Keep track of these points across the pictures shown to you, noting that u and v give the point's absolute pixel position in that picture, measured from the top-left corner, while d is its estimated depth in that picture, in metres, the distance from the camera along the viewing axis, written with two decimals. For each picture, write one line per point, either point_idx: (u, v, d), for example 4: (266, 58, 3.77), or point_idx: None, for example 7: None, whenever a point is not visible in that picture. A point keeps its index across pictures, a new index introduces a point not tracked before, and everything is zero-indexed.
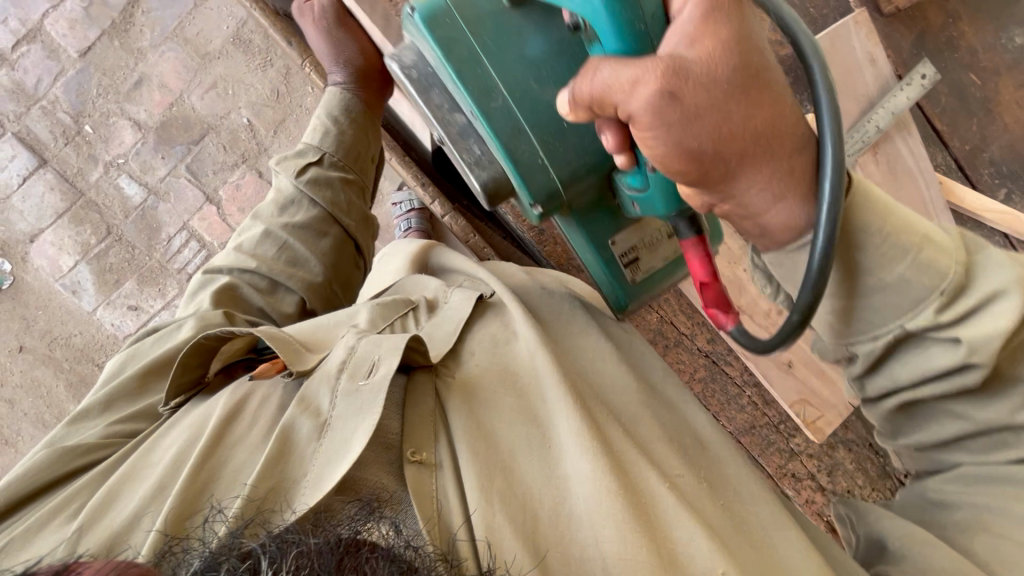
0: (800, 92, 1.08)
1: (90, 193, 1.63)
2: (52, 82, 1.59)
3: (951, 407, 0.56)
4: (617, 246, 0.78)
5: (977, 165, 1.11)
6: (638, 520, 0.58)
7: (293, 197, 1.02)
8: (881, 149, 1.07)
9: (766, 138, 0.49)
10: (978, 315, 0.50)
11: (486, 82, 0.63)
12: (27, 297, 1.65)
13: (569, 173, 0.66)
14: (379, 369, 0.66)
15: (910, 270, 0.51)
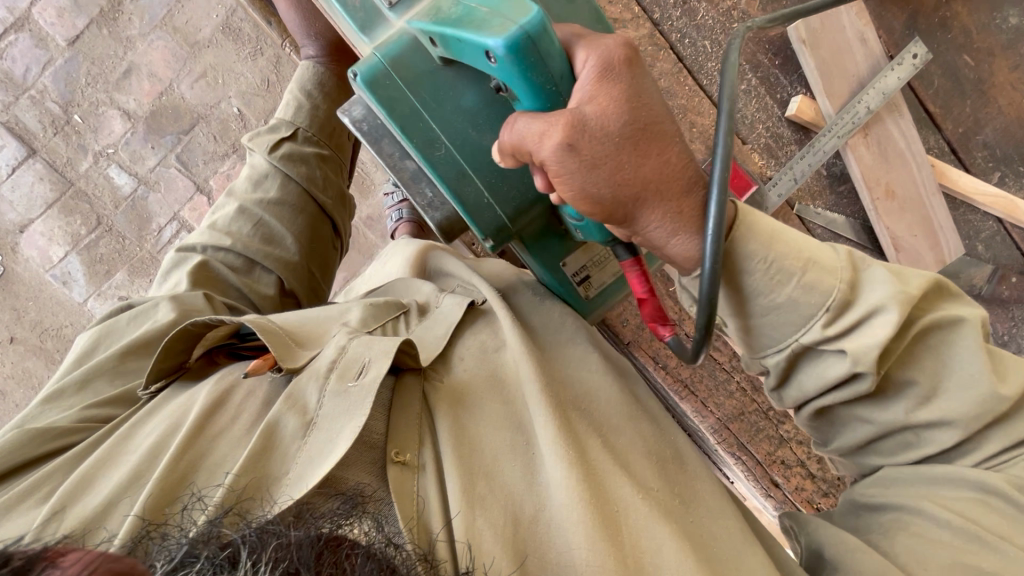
0: (789, 73, 1.07)
1: (79, 183, 1.62)
2: (40, 71, 1.58)
3: (862, 413, 0.61)
4: (568, 266, 0.82)
5: (970, 148, 1.10)
6: (608, 528, 0.58)
7: (268, 170, 1.01)
8: (872, 130, 1.06)
9: (658, 181, 0.56)
10: (862, 326, 0.56)
11: (429, 134, 0.67)
12: (18, 289, 1.65)
13: (512, 209, 0.73)
14: (369, 372, 0.64)
15: (796, 292, 0.57)
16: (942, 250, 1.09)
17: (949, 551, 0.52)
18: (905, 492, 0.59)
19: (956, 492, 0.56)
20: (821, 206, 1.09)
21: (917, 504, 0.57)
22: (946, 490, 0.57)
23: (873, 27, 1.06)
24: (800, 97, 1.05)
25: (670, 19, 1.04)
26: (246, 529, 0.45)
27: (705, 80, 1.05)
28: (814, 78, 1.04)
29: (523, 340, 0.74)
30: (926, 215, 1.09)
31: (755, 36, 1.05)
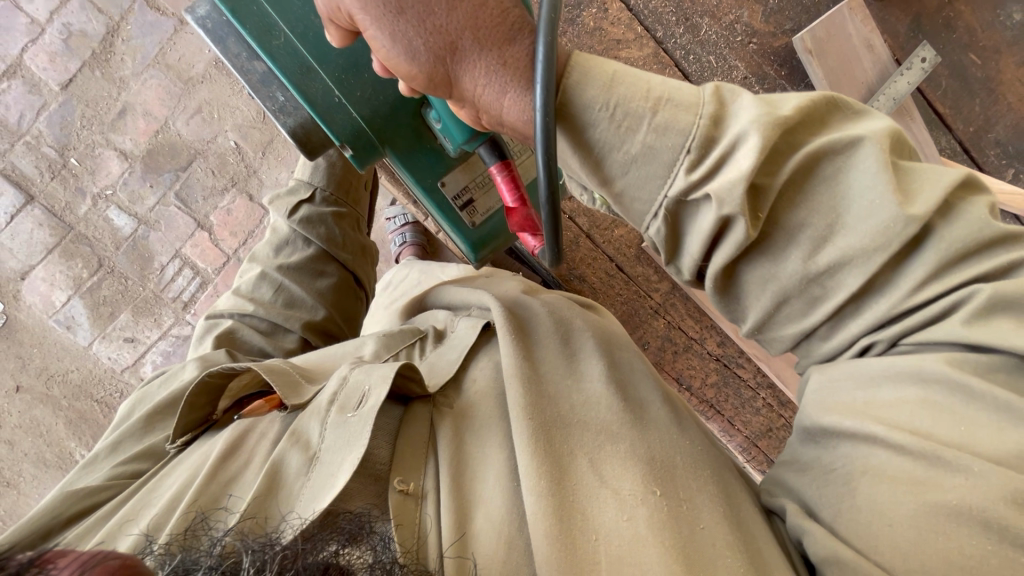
0: (796, 83, 1.05)
1: (79, 226, 1.60)
2: (35, 117, 1.56)
3: (762, 279, 0.50)
4: (445, 188, 0.80)
5: (982, 147, 1.07)
6: (571, 543, 0.53)
7: (286, 238, 1.03)
8: None
9: (477, 30, 0.50)
10: (727, 162, 0.47)
11: (266, 21, 0.66)
12: (22, 336, 1.63)
13: (370, 112, 0.70)
14: (366, 403, 0.61)
15: (651, 134, 0.48)
16: None
17: (906, 488, 0.43)
18: (853, 403, 0.48)
19: (911, 406, 0.45)
20: None
21: (865, 426, 0.46)
22: (885, 395, 0.47)
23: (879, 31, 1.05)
24: None
25: (672, 37, 1.03)
26: (249, 544, 0.44)
27: None
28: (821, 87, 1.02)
29: (518, 355, 0.69)
30: None
31: (759, 49, 1.04)
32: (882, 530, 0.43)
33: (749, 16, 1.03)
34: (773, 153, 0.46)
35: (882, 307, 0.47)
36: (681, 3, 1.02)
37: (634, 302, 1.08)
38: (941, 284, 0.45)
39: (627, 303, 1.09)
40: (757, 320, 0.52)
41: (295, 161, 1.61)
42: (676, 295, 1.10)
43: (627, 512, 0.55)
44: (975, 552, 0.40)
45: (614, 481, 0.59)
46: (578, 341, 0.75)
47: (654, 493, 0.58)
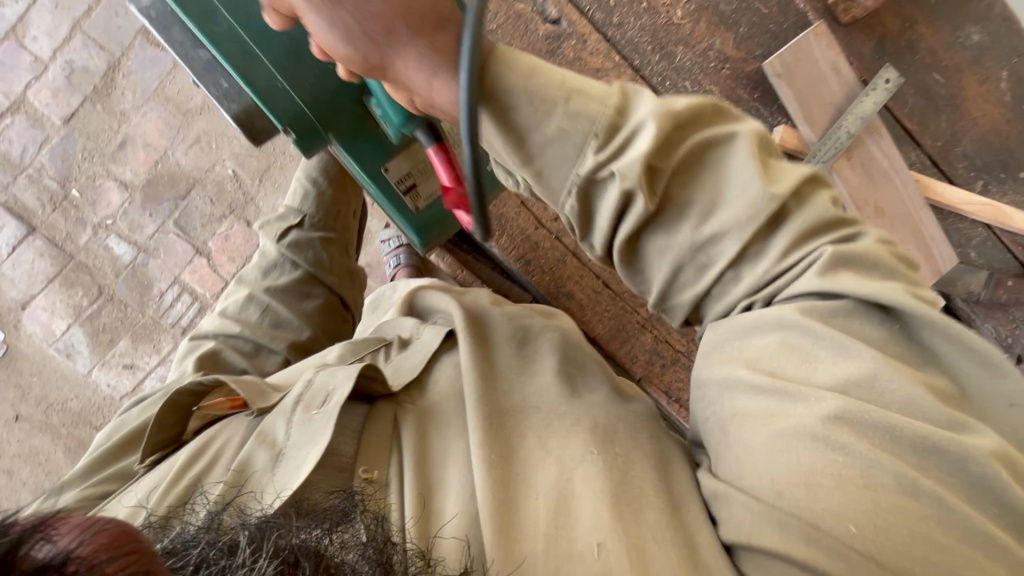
0: (768, 105, 0.92)
1: (79, 256, 1.63)
2: (37, 150, 1.60)
3: (656, 246, 0.54)
4: (389, 172, 0.85)
5: (950, 161, 1.00)
6: (516, 518, 0.57)
7: (275, 262, 1.06)
8: (855, 153, 0.92)
9: (410, 16, 0.47)
10: (628, 146, 0.50)
11: (208, 8, 0.68)
12: (22, 365, 1.64)
13: (310, 97, 0.74)
14: (330, 400, 0.67)
15: (564, 120, 0.50)
16: (937, 262, 0.94)
17: (770, 418, 0.50)
18: (732, 353, 0.55)
19: (780, 345, 0.52)
20: None
21: (738, 366, 0.53)
22: (755, 339, 0.54)
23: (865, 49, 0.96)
24: (783, 127, 0.92)
25: (649, 65, 0.92)
26: (245, 523, 0.52)
27: None
28: (793, 109, 0.90)
29: (478, 352, 0.73)
30: (915, 229, 0.94)
31: (733, 74, 0.92)
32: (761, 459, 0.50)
33: (721, 42, 0.91)
34: (668, 140, 0.51)
35: (757, 271, 0.53)
36: (656, 32, 0.91)
37: (621, 318, 1.10)
38: (803, 248, 0.52)
39: (615, 319, 1.11)
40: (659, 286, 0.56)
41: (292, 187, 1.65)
42: (662, 311, 1.12)
43: (568, 477, 0.61)
44: (815, 467, 0.47)
45: (558, 447, 0.64)
46: (533, 343, 0.78)
47: (592, 453, 0.63)
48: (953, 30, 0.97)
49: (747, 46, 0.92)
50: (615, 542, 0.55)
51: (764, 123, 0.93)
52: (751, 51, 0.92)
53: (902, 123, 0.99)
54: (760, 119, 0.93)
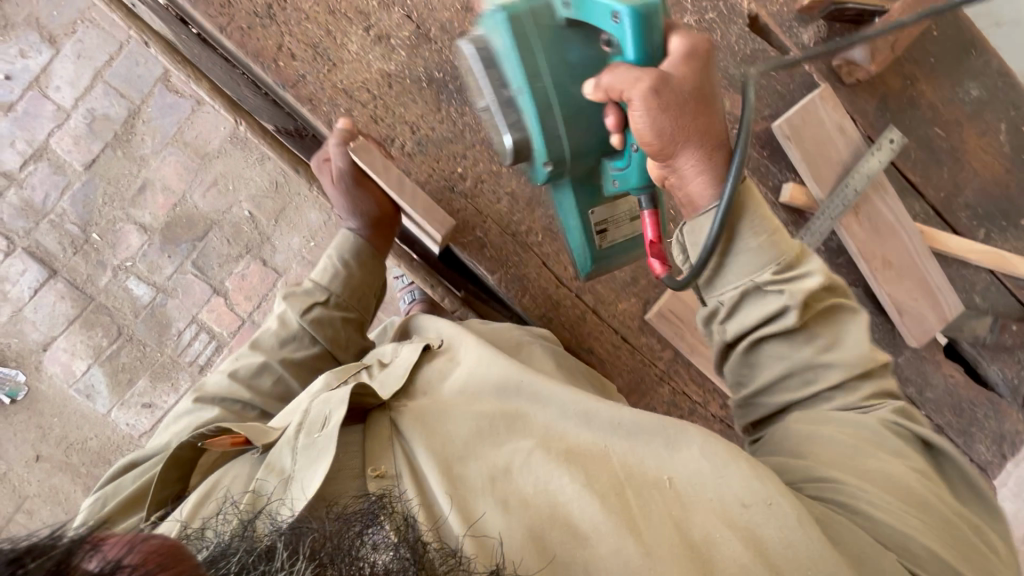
0: (778, 161, 0.96)
1: (100, 297, 1.66)
2: (58, 196, 1.63)
3: (778, 353, 0.61)
4: (592, 215, 0.76)
5: (953, 210, 1.03)
6: (598, 479, 0.56)
7: (296, 335, 0.84)
8: (863, 208, 0.95)
9: (704, 133, 0.61)
10: (800, 280, 0.60)
11: (534, 63, 0.64)
12: (42, 406, 1.66)
13: (575, 145, 0.68)
14: (329, 422, 0.62)
15: (761, 240, 0.61)
16: (944, 310, 0.98)
17: (841, 445, 0.57)
18: (820, 421, 0.59)
19: (849, 422, 0.58)
20: None
21: (826, 427, 0.58)
22: (841, 413, 0.59)
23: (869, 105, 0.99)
24: (791, 183, 0.95)
25: None
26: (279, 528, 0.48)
27: None
28: (801, 168, 0.93)
29: (481, 353, 0.78)
30: (921, 278, 0.98)
31: (742, 134, 0.96)
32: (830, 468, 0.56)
33: (730, 105, 0.95)
34: (826, 290, 0.61)
35: (859, 399, 0.60)
36: None
37: None
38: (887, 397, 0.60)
39: None
40: (764, 381, 0.63)
41: (306, 228, 1.69)
42: None
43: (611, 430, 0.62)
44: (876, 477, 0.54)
45: (607, 427, 0.62)
46: (522, 340, 0.84)
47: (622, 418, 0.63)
48: (951, 86, 1.01)
49: (756, 107, 0.96)
50: (685, 465, 0.57)
51: (772, 180, 0.97)
52: (760, 111, 0.96)
53: (907, 175, 1.02)
54: (769, 176, 0.96)
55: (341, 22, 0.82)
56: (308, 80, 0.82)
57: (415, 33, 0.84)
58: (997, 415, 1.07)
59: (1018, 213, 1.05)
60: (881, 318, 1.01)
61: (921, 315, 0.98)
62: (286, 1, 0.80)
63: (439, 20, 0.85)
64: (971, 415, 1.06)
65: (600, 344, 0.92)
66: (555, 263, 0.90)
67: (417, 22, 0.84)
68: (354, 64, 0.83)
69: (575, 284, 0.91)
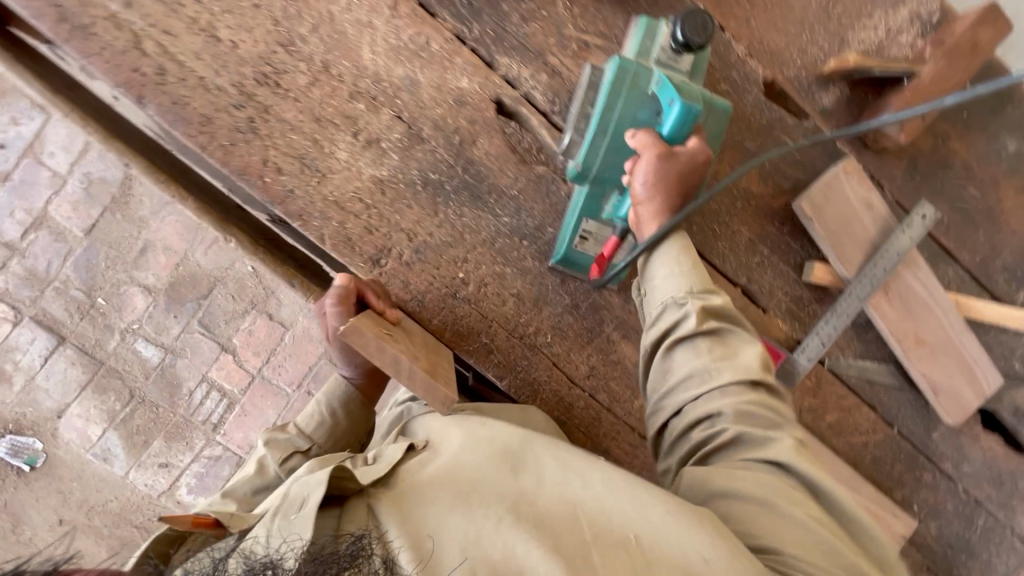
0: (799, 237, 0.90)
1: (109, 361, 1.65)
2: (61, 263, 1.61)
3: (688, 373, 0.64)
4: (587, 224, 0.78)
5: (991, 274, 0.96)
6: (571, 551, 0.52)
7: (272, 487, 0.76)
8: (892, 286, 0.88)
9: (673, 204, 0.69)
10: (707, 299, 0.67)
11: (614, 104, 0.71)
12: (62, 472, 1.67)
13: (602, 167, 0.73)
14: (306, 503, 0.56)
15: (670, 262, 0.70)
16: (982, 386, 0.93)
17: (771, 494, 0.56)
18: (741, 463, 0.59)
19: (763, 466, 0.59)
20: (851, 354, 0.94)
21: (747, 469, 0.58)
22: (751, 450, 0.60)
23: (898, 168, 0.92)
24: (815, 262, 0.89)
25: None
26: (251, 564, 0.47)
27: (717, 262, 0.89)
28: (827, 249, 0.87)
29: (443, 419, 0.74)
30: (958, 353, 0.92)
31: (760, 211, 0.89)
32: (762, 516, 0.55)
33: (746, 181, 0.88)
34: (726, 318, 0.67)
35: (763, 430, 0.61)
36: None
37: None
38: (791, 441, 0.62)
39: None
40: (671, 383, 0.65)
41: None
42: None
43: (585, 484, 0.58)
44: (807, 539, 0.53)
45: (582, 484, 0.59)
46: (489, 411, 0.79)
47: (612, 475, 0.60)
48: (986, 142, 0.94)
49: (775, 181, 0.89)
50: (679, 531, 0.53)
51: (794, 257, 0.91)
52: (779, 185, 0.89)
53: (939, 240, 0.95)
54: (790, 253, 0.91)
55: (328, 129, 0.77)
56: (297, 194, 0.77)
57: (406, 133, 0.79)
58: None
59: None
60: (913, 393, 0.96)
61: (958, 392, 0.92)
62: (270, 112, 0.76)
63: (431, 118, 0.79)
64: (1012, 487, 1.01)
65: (617, 444, 0.88)
66: (566, 364, 0.86)
67: (408, 122, 0.79)
68: (344, 172, 0.78)
69: (588, 384, 0.86)
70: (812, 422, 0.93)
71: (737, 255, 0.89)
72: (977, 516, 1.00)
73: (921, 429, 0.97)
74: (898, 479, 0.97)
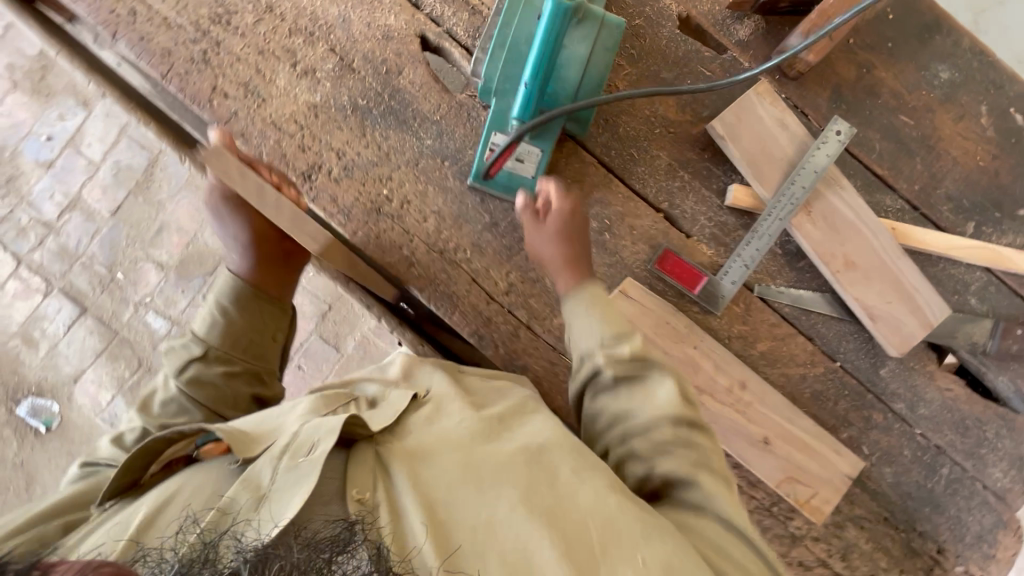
0: (721, 163, 0.92)
1: (123, 331, 1.79)
2: (89, 241, 1.79)
3: (603, 408, 0.75)
4: (497, 135, 0.84)
5: (932, 203, 0.94)
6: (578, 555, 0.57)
7: (178, 396, 0.82)
8: (814, 206, 0.88)
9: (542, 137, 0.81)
10: (634, 377, 0.74)
11: (510, 19, 0.80)
12: (72, 435, 1.77)
13: (502, 76, 0.81)
14: (314, 451, 0.62)
15: (582, 323, 0.78)
16: (926, 315, 0.88)
17: (694, 496, 0.67)
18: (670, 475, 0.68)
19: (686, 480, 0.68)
20: (783, 282, 0.92)
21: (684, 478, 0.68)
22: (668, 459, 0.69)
23: (823, 97, 0.93)
24: (735, 185, 0.91)
25: (592, 137, 0.91)
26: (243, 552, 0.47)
27: (637, 185, 0.92)
28: (742, 169, 0.88)
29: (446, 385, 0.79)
30: (895, 280, 0.89)
31: (680, 137, 0.92)
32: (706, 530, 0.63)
33: (664, 108, 0.92)
34: (637, 356, 0.75)
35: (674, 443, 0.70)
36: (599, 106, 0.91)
37: None
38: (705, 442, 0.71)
39: None
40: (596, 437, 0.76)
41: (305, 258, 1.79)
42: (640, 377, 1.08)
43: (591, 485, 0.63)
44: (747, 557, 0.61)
45: (587, 487, 0.63)
46: (472, 373, 0.84)
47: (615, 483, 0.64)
48: (914, 72, 0.94)
49: (694, 109, 0.93)
50: (662, 541, 0.58)
51: (716, 182, 0.92)
52: (698, 114, 0.93)
53: (873, 169, 0.94)
54: (712, 179, 0.92)
55: (270, 60, 0.88)
56: (240, 115, 0.87)
57: (339, 64, 0.89)
58: (1012, 433, 0.93)
59: (1013, 202, 0.95)
60: (855, 326, 0.92)
61: (898, 321, 0.88)
62: (221, 46, 0.87)
63: (361, 50, 0.89)
64: (979, 435, 0.93)
65: (536, 360, 0.89)
66: (485, 280, 0.89)
67: (340, 54, 0.89)
68: (282, 97, 0.88)
69: (507, 300, 0.89)
70: (743, 349, 0.91)
71: (657, 179, 0.92)
72: (940, 465, 0.92)
73: (867, 365, 0.92)
74: (844, 418, 0.91)
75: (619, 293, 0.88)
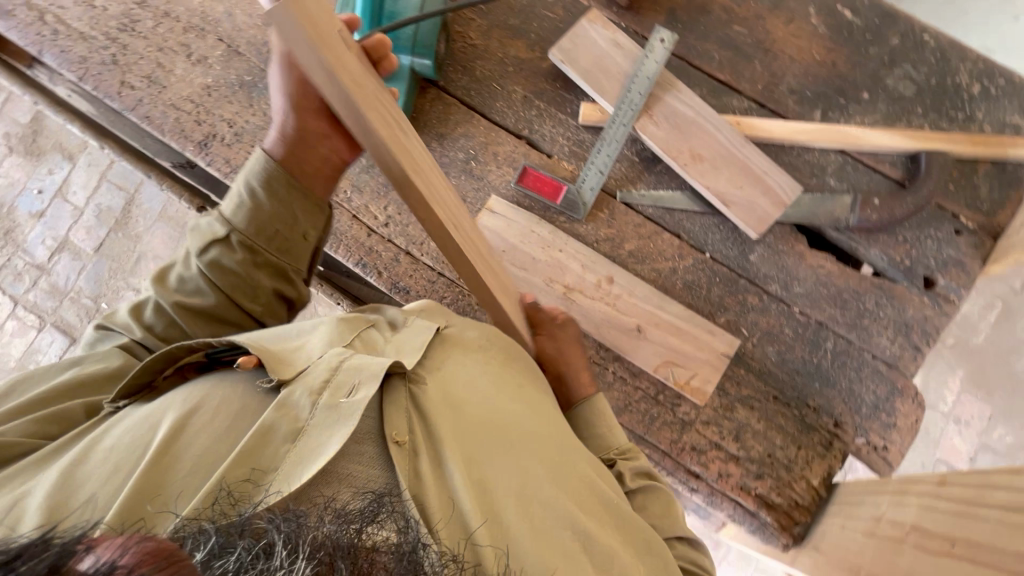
0: (572, 89, 1.01)
1: None
2: (77, 276, 1.96)
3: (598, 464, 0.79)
4: None
5: (777, 99, 1.01)
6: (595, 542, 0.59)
7: (195, 275, 0.74)
8: (655, 109, 0.96)
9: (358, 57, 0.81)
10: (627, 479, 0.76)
11: None
12: None
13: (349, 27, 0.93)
14: (357, 393, 0.57)
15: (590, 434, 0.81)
16: (777, 194, 0.93)
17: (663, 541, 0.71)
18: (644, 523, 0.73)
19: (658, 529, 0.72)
20: (643, 187, 0.98)
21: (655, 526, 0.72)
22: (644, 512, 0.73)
23: (660, 20, 1.03)
24: (584, 104, 0.99)
25: (453, 82, 1.02)
26: (279, 520, 0.41)
27: (498, 118, 1.01)
28: (584, 86, 0.97)
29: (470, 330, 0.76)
30: (743, 166, 0.94)
31: (533, 71, 1.02)
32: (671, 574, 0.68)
33: (516, 50, 1.03)
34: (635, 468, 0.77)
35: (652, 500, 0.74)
36: (457, 56, 1.03)
37: None
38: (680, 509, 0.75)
39: None
40: None
41: None
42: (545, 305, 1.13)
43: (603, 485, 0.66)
44: None
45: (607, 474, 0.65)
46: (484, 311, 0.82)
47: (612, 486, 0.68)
48: None
49: (542, 46, 1.03)
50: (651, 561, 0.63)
51: (570, 106, 1.01)
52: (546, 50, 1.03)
53: (717, 76, 1.02)
54: (566, 103, 1.01)
55: (169, 55, 1.03)
56: (145, 101, 1.01)
57: (227, 50, 1.03)
58: (892, 301, 0.94)
59: (855, 87, 1.00)
60: (718, 217, 0.97)
61: (752, 203, 0.93)
62: (127, 48, 1.03)
63: (246, 37, 1.03)
64: (859, 307, 0.94)
65: (414, 281, 0.96)
66: (366, 215, 0.98)
67: (228, 43, 1.03)
68: (180, 83, 1.02)
69: (386, 231, 0.98)
70: (612, 251, 0.96)
71: (514, 109, 1.01)
72: (824, 339, 0.93)
73: (736, 252, 0.96)
74: (719, 303, 0.95)
75: (485, 209, 0.96)
